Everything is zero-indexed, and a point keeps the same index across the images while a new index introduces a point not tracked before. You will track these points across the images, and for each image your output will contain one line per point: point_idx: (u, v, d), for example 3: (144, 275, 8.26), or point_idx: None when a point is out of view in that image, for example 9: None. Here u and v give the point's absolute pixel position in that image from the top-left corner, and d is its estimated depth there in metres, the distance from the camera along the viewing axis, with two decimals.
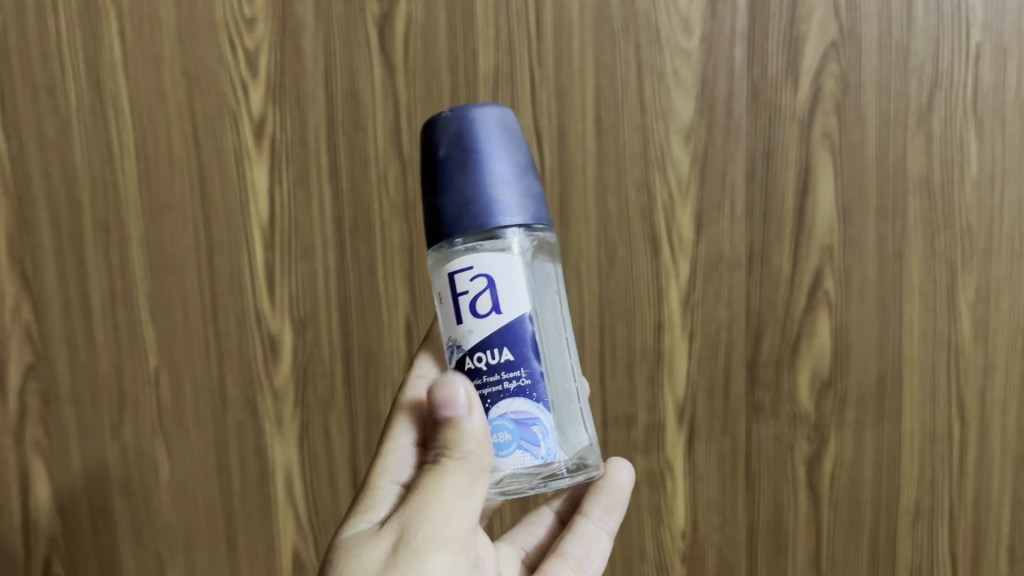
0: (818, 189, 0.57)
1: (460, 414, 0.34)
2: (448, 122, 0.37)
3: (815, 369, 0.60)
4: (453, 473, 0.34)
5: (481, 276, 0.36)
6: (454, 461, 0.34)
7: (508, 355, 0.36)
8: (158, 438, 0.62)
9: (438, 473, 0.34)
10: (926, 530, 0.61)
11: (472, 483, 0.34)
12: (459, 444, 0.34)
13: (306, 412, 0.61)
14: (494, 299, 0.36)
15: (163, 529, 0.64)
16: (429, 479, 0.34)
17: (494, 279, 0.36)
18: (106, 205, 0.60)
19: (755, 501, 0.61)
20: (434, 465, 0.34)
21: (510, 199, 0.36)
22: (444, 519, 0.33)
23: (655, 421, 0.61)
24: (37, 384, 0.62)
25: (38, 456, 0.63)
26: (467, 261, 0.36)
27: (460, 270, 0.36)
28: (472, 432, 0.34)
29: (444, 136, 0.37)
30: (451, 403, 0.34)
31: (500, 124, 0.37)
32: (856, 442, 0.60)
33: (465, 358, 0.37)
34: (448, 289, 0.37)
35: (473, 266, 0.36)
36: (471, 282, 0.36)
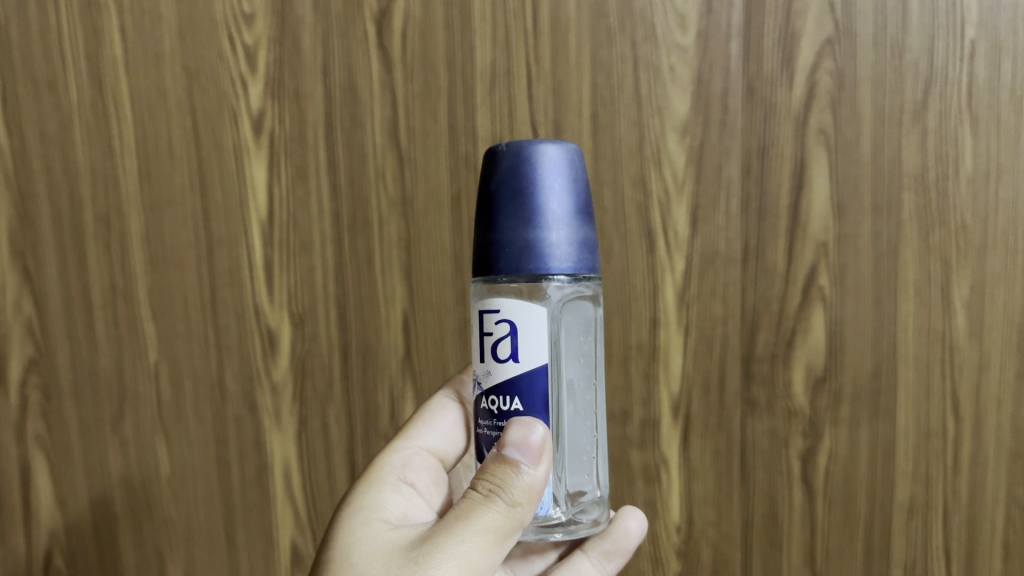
0: (813, 185, 0.58)
1: (524, 462, 0.35)
2: (505, 155, 0.38)
3: (810, 365, 0.60)
4: (488, 512, 0.34)
5: (505, 321, 0.37)
6: (502, 502, 0.35)
7: (518, 405, 0.37)
8: (158, 432, 0.63)
9: (479, 507, 0.35)
10: (921, 526, 0.61)
11: (508, 527, 0.35)
12: (508, 487, 0.35)
13: (305, 406, 0.61)
14: (514, 346, 0.37)
15: (162, 522, 0.64)
16: (472, 510, 0.35)
17: (516, 327, 0.37)
18: (107, 200, 0.60)
19: (750, 496, 0.61)
20: (477, 498, 0.35)
21: (553, 240, 0.37)
22: (469, 553, 0.34)
23: (651, 417, 0.61)
24: (39, 378, 0.63)
25: (39, 450, 0.64)
26: (496, 304, 0.38)
27: (489, 310, 0.38)
28: (524, 480, 0.35)
29: (500, 168, 0.38)
30: (518, 446, 0.35)
31: (558, 161, 0.38)
32: (851, 438, 0.60)
33: (482, 397, 0.39)
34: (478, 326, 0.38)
35: (500, 310, 0.37)
36: (496, 325, 0.38)
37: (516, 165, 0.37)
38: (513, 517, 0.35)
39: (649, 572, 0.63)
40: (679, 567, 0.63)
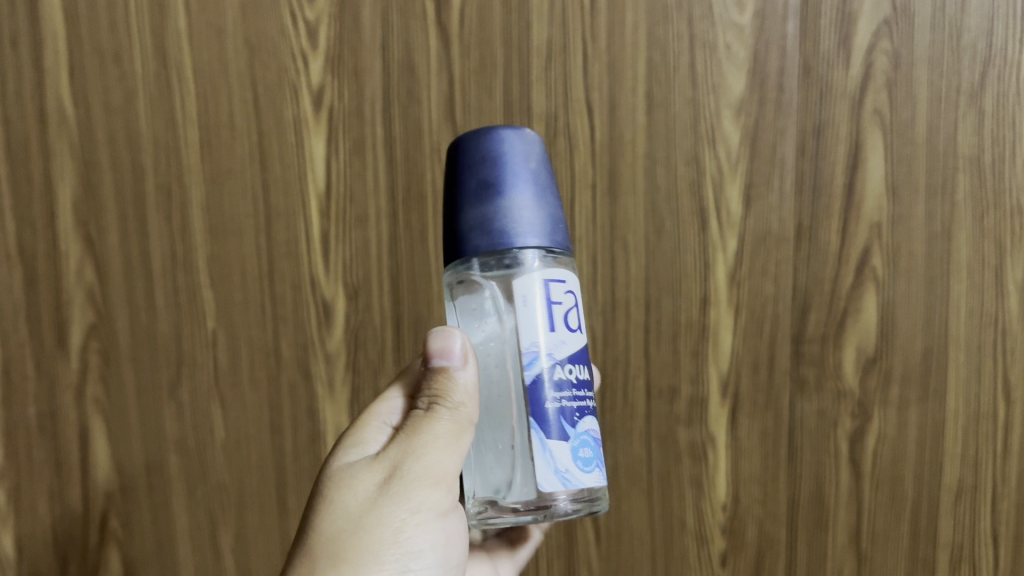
0: (867, 164, 0.58)
1: (454, 365, 0.37)
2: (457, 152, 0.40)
3: (861, 346, 0.60)
4: (442, 419, 0.36)
5: (570, 293, 0.38)
6: (454, 406, 0.37)
7: (586, 373, 0.39)
8: (214, 398, 0.64)
9: (449, 414, 0.37)
10: (968, 509, 0.61)
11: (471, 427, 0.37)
12: (451, 392, 0.37)
13: (357, 376, 0.63)
14: (579, 317, 0.39)
15: (216, 487, 0.66)
16: (437, 422, 0.36)
17: (578, 300, 0.39)
18: (169, 170, 0.61)
19: (797, 475, 0.62)
20: (426, 411, 0.37)
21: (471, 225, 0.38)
22: (445, 465, 0.36)
23: (699, 394, 0.61)
24: (99, 344, 0.64)
25: (97, 414, 0.65)
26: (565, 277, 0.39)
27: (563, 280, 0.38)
28: (463, 382, 0.37)
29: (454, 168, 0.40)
30: (446, 352, 0.37)
31: (473, 151, 0.39)
32: (901, 419, 0.60)
33: (557, 366, 0.37)
34: (547, 297, 0.37)
35: (568, 282, 0.39)
36: (564, 295, 0.38)
37: (483, 151, 0.38)
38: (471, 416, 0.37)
39: (693, 549, 0.63)
40: (724, 545, 0.63)
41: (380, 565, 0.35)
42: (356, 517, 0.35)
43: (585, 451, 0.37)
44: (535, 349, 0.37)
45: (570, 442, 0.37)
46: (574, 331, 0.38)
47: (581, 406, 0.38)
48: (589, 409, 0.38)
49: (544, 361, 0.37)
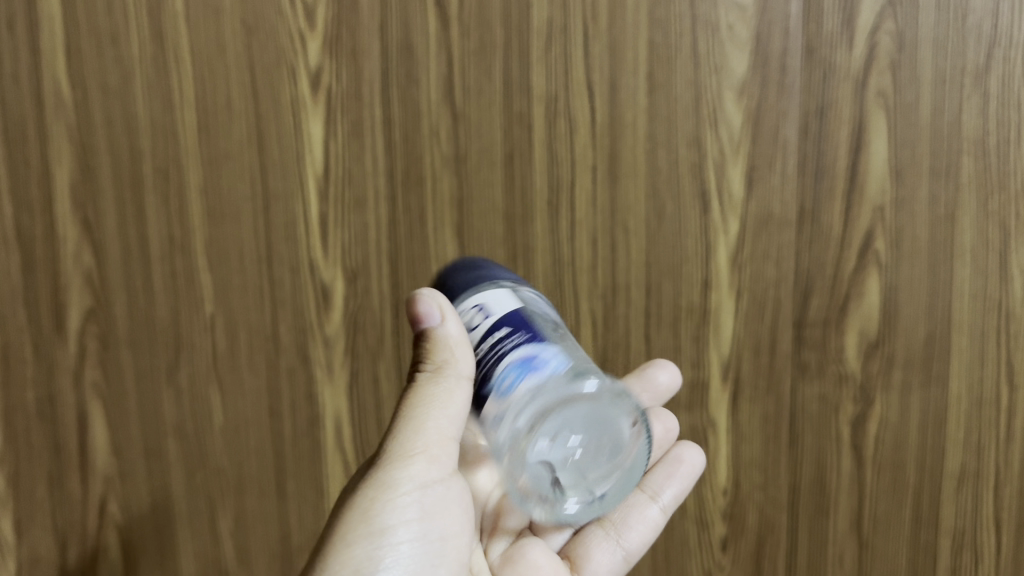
0: (870, 147, 0.57)
1: (433, 325, 0.39)
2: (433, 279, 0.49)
3: (863, 330, 0.59)
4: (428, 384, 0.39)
5: (472, 304, 0.41)
6: (430, 371, 0.39)
7: (502, 329, 0.39)
8: (213, 383, 0.64)
9: (430, 379, 0.39)
10: (970, 496, 0.61)
11: (450, 388, 0.38)
12: (436, 354, 0.39)
13: (356, 361, 0.63)
14: (484, 309, 0.40)
15: (215, 471, 0.66)
16: (416, 393, 0.39)
17: (483, 301, 0.41)
18: (166, 152, 0.61)
19: (798, 460, 0.61)
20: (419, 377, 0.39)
21: None
22: (422, 435, 0.38)
23: (700, 379, 0.61)
24: (97, 328, 0.64)
25: (96, 399, 0.65)
26: (466, 302, 0.42)
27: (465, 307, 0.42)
28: (447, 340, 0.39)
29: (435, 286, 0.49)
30: (426, 315, 0.39)
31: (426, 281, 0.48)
32: (903, 404, 0.60)
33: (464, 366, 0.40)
34: None
35: (468, 304, 0.41)
36: (468, 310, 0.41)
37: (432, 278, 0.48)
38: (451, 373, 0.39)
39: (693, 533, 0.63)
40: (724, 530, 0.63)
41: (353, 540, 0.37)
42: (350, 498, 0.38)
43: (504, 379, 0.38)
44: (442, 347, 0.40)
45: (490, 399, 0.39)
46: (475, 325, 0.40)
47: (499, 352, 0.38)
48: (501, 356, 0.38)
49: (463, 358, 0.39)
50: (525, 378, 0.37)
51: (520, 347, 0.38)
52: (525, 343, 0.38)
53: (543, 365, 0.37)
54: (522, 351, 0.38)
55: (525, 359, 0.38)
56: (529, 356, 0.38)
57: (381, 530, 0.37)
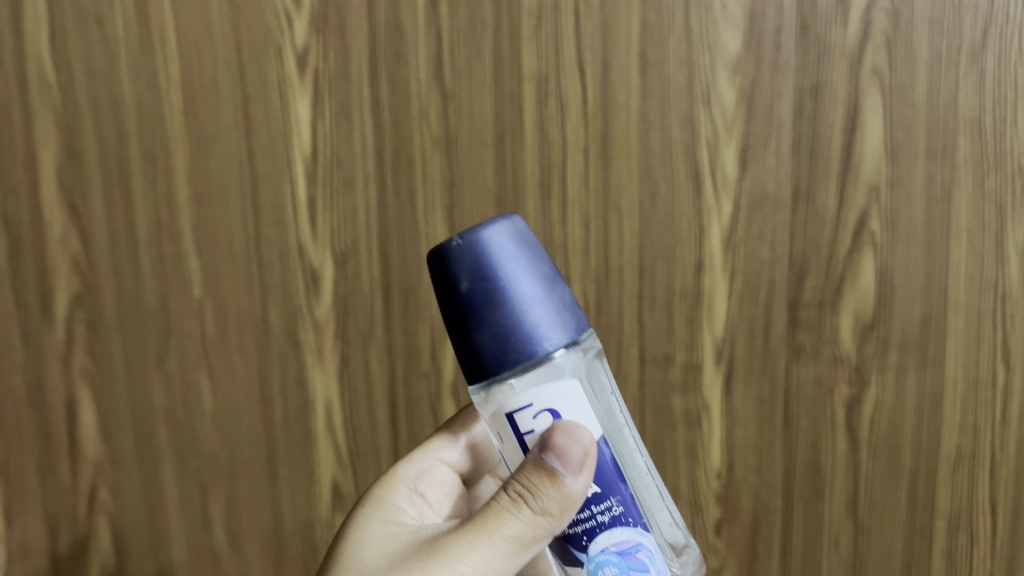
0: (865, 125, 0.56)
1: (564, 471, 0.33)
2: (462, 251, 0.34)
3: (858, 311, 0.59)
4: (517, 522, 0.34)
5: (543, 412, 0.34)
6: (529, 513, 0.34)
7: (594, 488, 0.35)
8: (203, 369, 0.63)
9: (504, 513, 0.34)
10: (966, 477, 0.61)
11: (528, 537, 0.34)
12: (544, 496, 0.33)
13: (347, 345, 0.62)
14: None
15: (206, 458, 0.65)
16: (489, 517, 0.34)
17: (557, 412, 0.34)
18: (153, 135, 0.60)
19: (792, 443, 0.61)
20: (507, 505, 0.34)
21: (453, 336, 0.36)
22: None
23: (693, 362, 0.60)
24: (85, 313, 0.63)
25: (86, 385, 0.64)
26: (526, 399, 0.34)
27: (520, 408, 0.34)
28: (565, 492, 0.34)
29: (462, 269, 0.34)
30: (565, 453, 0.33)
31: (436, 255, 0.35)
32: (898, 386, 0.60)
33: None
34: (511, 429, 0.35)
35: (533, 404, 0.34)
36: (534, 420, 0.34)
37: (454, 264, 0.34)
38: (537, 528, 0.34)
39: (687, 516, 0.63)
40: (718, 513, 0.63)
41: None
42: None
43: (604, 570, 0.35)
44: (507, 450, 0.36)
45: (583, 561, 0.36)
46: None
47: (596, 524, 0.35)
48: (597, 529, 0.35)
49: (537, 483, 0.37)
50: None
51: (620, 527, 0.35)
52: (627, 521, 0.36)
53: (645, 567, 0.35)
54: (623, 534, 0.35)
55: (625, 551, 0.35)
56: (630, 548, 0.35)
57: None
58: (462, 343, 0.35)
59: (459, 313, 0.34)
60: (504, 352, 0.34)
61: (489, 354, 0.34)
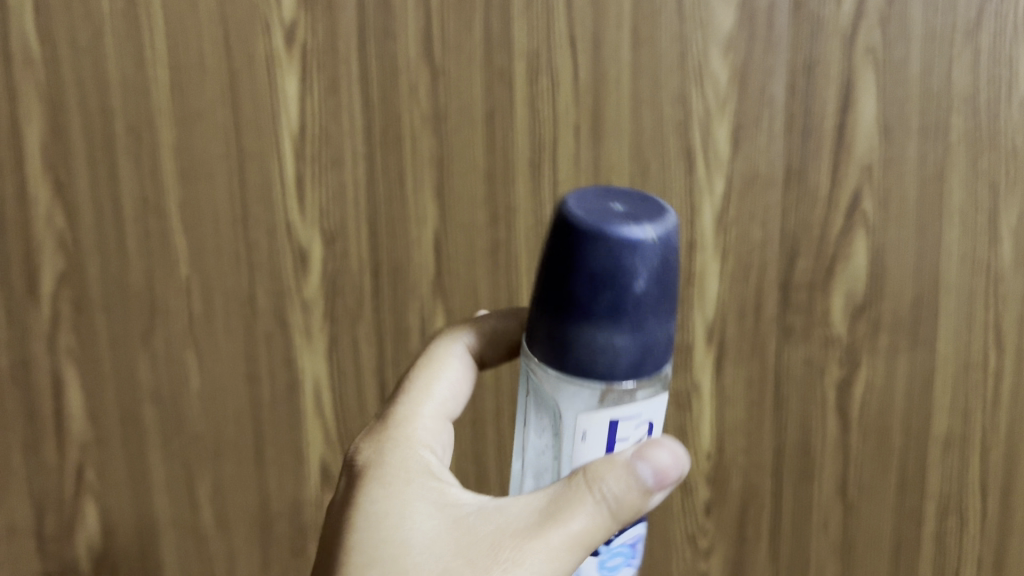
0: (859, 104, 0.56)
1: (647, 481, 0.32)
2: (651, 246, 0.32)
3: (850, 292, 0.58)
4: (594, 524, 0.32)
5: (644, 424, 0.34)
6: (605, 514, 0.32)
7: None
8: (189, 347, 0.63)
9: (581, 512, 0.32)
10: (956, 459, 0.60)
11: (599, 539, 0.32)
12: (625, 504, 0.32)
13: (335, 325, 0.61)
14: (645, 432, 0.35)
15: (193, 437, 0.65)
16: (565, 516, 0.32)
17: (654, 428, 0.35)
18: (138, 111, 0.59)
19: (783, 424, 0.61)
20: (582, 503, 0.32)
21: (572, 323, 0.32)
22: None
23: (684, 342, 0.60)
24: (70, 291, 0.63)
25: (71, 363, 0.64)
26: (638, 412, 0.34)
27: (629, 419, 0.34)
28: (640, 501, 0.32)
29: (645, 267, 0.32)
30: (653, 466, 0.32)
31: (624, 242, 0.31)
32: (889, 367, 0.59)
33: None
34: (609, 432, 0.34)
35: (644, 416, 0.34)
36: (635, 430, 0.34)
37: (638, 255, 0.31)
38: (609, 532, 0.32)
39: (676, 498, 0.63)
40: (708, 494, 0.63)
41: None
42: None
43: (614, 558, 0.36)
44: (586, 447, 0.34)
45: (599, 556, 0.36)
46: None
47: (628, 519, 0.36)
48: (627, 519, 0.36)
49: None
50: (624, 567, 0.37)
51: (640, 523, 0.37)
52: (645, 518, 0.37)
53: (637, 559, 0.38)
54: (639, 530, 0.37)
55: (635, 543, 0.37)
56: (638, 541, 0.37)
57: None
58: (603, 336, 0.32)
59: (602, 307, 0.32)
60: (644, 360, 0.33)
61: (627, 362, 0.32)
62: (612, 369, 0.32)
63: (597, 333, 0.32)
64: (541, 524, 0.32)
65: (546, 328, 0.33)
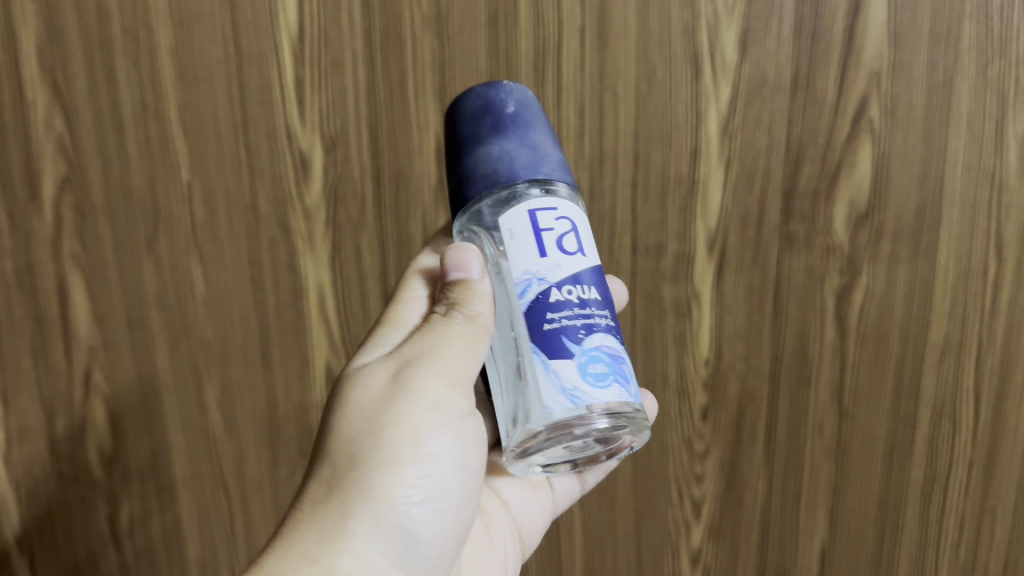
0: (869, 8, 0.54)
1: (471, 275, 0.42)
2: (513, 88, 0.43)
3: (853, 201, 0.58)
4: (458, 324, 0.41)
5: (563, 219, 0.40)
6: (464, 316, 0.41)
7: (595, 293, 0.40)
8: (193, 253, 0.63)
9: (445, 323, 0.41)
10: (952, 367, 0.61)
11: (473, 333, 0.41)
12: (470, 301, 0.41)
13: (338, 232, 0.62)
14: (578, 240, 0.41)
15: (199, 341, 0.66)
16: (434, 329, 0.41)
17: (576, 224, 0.41)
18: (135, 12, 0.58)
19: (781, 331, 0.61)
20: (446, 316, 0.41)
21: (479, 154, 0.41)
22: (454, 364, 0.40)
23: (685, 251, 0.60)
24: (72, 196, 0.63)
25: (75, 268, 0.64)
26: (551, 204, 0.41)
27: (545, 210, 0.40)
28: (482, 292, 0.42)
29: (513, 97, 0.43)
30: (462, 266, 0.42)
31: (491, 87, 0.43)
32: (889, 276, 0.59)
33: (551, 289, 0.39)
34: (531, 224, 0.40)
35: (558, 209, 0.41)
36: (556, 222, 0.40)
37: (503, 91, 0.43)
38: (473, 324, 0.41)
39: (674, 401, 0.64)
40: (705, 400, 0.64)
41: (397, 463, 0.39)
42: (375, 411, 0.39)
43: (596, 366, 0.39)
44: (515, 244, 0.40)
45: (578, 361, 0.38)
46: (572, 252, 0.40)
47: (595, 323, 0.40)
48: (598, 328, 0.40)
49: (538, 285, 0.39)
50: (614, 382, 0.39)
51: (613, 336, 0.40)
52: (617, 334, 0.41)
53: (626, 379, 0.40)
54: (613, 343, 0.40)
55: (615, 357, 0.40)
56: (617, 356, 0.40)
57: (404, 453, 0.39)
58: (499, 146, 0.41)
59: (488, 133, 0.42)
60: (539, 161, 0.41)
61: (525, 159, 0.41)
62: (511, 169, 0.41)
63: (492, 146, 0.41)
64: (426, 338, 0.41)
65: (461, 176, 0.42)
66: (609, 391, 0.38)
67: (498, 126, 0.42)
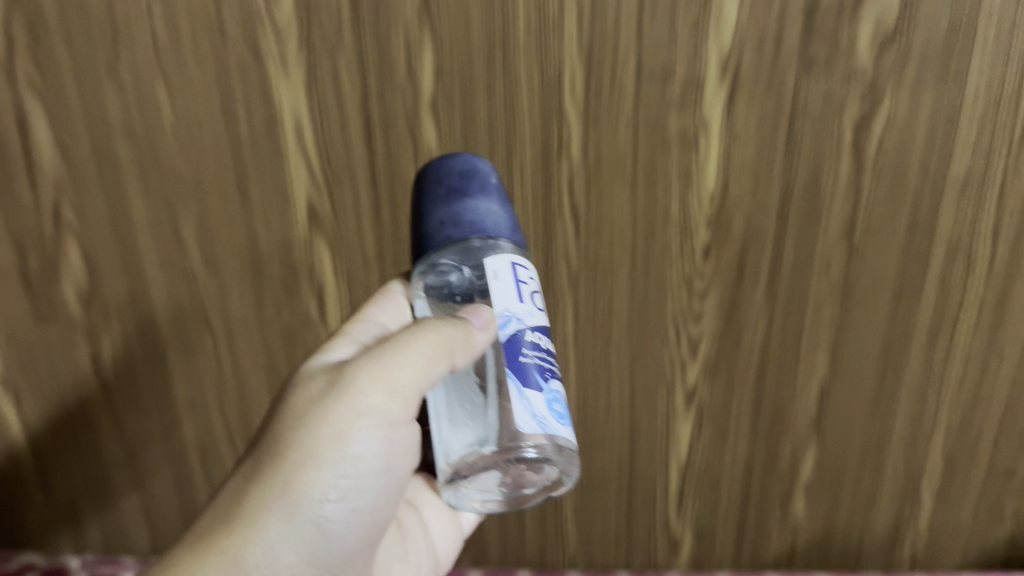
0: None
1: (474, 323, 0.42)
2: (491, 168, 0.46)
3: (881, 17, 0.52)
4: (420, 334, 0.42)
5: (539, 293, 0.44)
6: (431, 329, 0.42)
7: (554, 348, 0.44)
8: (157, 77, 0.58)
9: (411, 331, 0.42)
10: (972, 202, 0.58)
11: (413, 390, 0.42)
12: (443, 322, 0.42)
13: (313, 55, 0.56)
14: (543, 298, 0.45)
15: (171, 174, 0.61)
16: (398, 335, 0.42)
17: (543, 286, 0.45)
18: None
19: (793, 164, 0.57)
20: (411, 330, 0.42)
21: (471, 206, 0.44)
22: (400, 369, 0.42)
23: (695, 75, 0.55)
24: (21, 14, 0.56)
25: (32, 94, 0.59)
26: (529, 270, 0.44)
27: (523, 267, 0.44)
28: (461, 332, 0.42)
29: (494, 176, 0.46)
30: (475, 315, 0.43)
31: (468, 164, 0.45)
32: (912, 102, 0.55)
33: (526, 331, 0.42)
34: (514, 275, 0.43)
35: (534, 278, 0.44)
36: (532, 283, 0.44)
37: (484, 170, 0.46)
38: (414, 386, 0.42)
39: (676, 241, 0.60)
40: (708, 238, 0.60)
41: (322, 460, 0.41)
42: (314, 410, 0.42)
43: (557, 405, 0.42)
44: (497, 284, 0.43)
45: (543, 393, 0.42)
46: (541, 308, 0.44)
47: (554, 368, 0.43)
48: (557, 374, 0.43)
49: (516, 324, 0.42)
50: (569, 424, 0.43)
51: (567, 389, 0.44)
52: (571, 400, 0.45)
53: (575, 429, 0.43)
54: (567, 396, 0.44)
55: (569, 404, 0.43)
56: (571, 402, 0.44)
57: (331, 449, 0.41)
58: (489, 208, 0.44)
59: (476, 187, 0.44)
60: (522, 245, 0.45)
61: (510, 226, 0.44)
62: (497, 225, 0.44)
63: (480, 202, 0.44)
64: (388, 344, 0.42)
65: (440, 196, 0.44)
66: (564, 427, 0.42)
67: (488, 194, 0.44)
